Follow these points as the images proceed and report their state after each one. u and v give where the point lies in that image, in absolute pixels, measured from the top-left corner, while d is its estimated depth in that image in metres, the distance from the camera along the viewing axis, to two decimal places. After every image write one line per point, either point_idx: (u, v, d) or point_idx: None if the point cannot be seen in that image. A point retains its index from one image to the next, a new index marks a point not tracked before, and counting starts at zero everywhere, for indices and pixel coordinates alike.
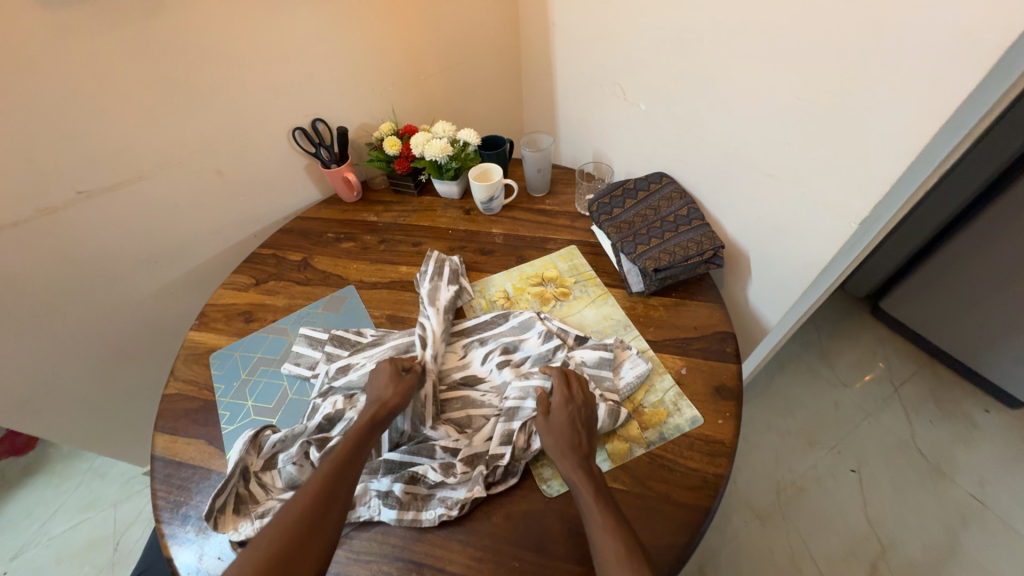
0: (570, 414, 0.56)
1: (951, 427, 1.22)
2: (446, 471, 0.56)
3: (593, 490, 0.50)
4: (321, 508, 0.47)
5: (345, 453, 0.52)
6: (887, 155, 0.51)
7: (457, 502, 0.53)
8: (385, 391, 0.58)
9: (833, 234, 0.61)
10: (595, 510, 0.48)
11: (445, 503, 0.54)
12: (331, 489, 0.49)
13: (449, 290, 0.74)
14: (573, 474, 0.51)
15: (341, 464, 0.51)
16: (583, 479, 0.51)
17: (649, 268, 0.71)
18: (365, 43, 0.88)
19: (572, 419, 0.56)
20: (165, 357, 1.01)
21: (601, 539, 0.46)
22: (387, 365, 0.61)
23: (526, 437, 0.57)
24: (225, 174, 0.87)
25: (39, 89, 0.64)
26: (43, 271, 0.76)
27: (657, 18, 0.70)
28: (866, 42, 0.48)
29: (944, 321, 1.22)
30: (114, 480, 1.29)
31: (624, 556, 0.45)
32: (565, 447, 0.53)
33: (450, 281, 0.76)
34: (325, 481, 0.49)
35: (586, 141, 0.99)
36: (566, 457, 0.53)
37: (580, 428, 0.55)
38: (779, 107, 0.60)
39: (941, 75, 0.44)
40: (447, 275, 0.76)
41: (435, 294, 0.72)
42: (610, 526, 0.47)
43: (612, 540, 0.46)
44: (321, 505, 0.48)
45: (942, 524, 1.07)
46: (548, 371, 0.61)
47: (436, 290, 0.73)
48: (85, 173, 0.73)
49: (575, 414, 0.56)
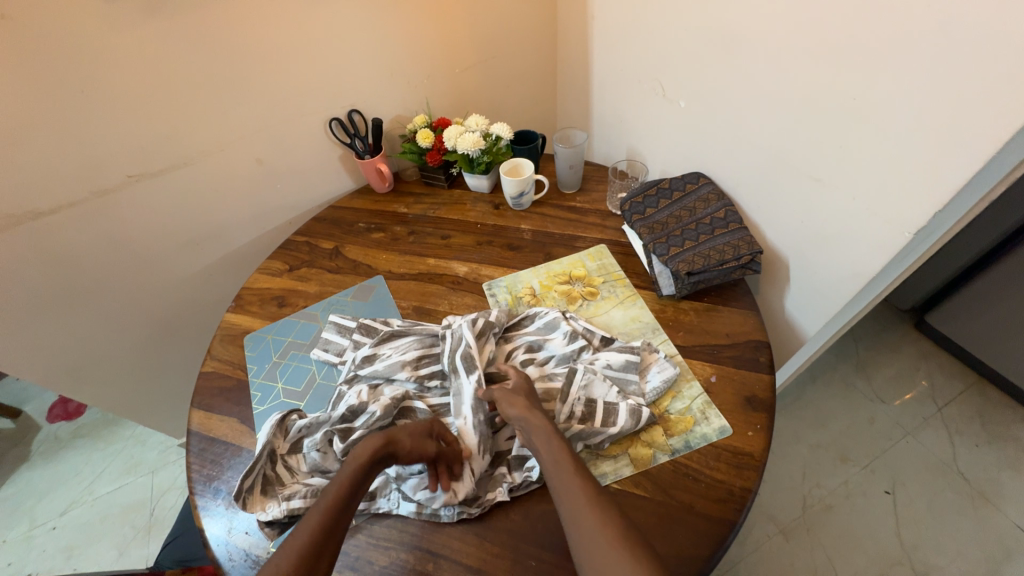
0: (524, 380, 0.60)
1: (999, 451, 1.14)
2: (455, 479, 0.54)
3: (557, 433, 0.54)
4: (328, 531, 0.47)
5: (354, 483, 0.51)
6: (949, 162, 0.47)
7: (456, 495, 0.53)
8: (404, 438, 0.54)
9: (882, 243, 0.57)
10: (563, 457, 0.52)
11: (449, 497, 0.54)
12: (332, 523, 0.48)
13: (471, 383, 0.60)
14: (538, 421, 0.55)
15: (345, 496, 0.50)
16: (554, 432, 0.54)
17: (682, 272, 0.69)
18: (402, 35, 0.88)
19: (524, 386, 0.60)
20: (204, 335, 1.06)
21: (565, 480, 0.50)
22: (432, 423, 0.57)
23: None
24: (264, 162, 0.89)
25: (95, 76, 0.67)
26: (94, 249, 0.80)
27: (703, 12, 0.68)
28: (933, 43, 0.45)
29: (998, 338, 1.14)
30: (152, 448, 1.36)
31: (592, 499, 0.49)
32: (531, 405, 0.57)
33: (473, 366, 0.61)
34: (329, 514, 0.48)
35: (620, 137, 0.97)
36: (535, 412, 0.56)
37: (529, 392, 0.59)
38: (830, 108, 0.57)
39: (1018, 77, 0.40)
40: (465, 364, 0.61)
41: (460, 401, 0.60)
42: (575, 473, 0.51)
43: (579, 483, 0.50)
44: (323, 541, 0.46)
45: (982, 553, 1.01)
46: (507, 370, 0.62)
47: (455, 378, 0.61)
48: (135, 157, 0.77)
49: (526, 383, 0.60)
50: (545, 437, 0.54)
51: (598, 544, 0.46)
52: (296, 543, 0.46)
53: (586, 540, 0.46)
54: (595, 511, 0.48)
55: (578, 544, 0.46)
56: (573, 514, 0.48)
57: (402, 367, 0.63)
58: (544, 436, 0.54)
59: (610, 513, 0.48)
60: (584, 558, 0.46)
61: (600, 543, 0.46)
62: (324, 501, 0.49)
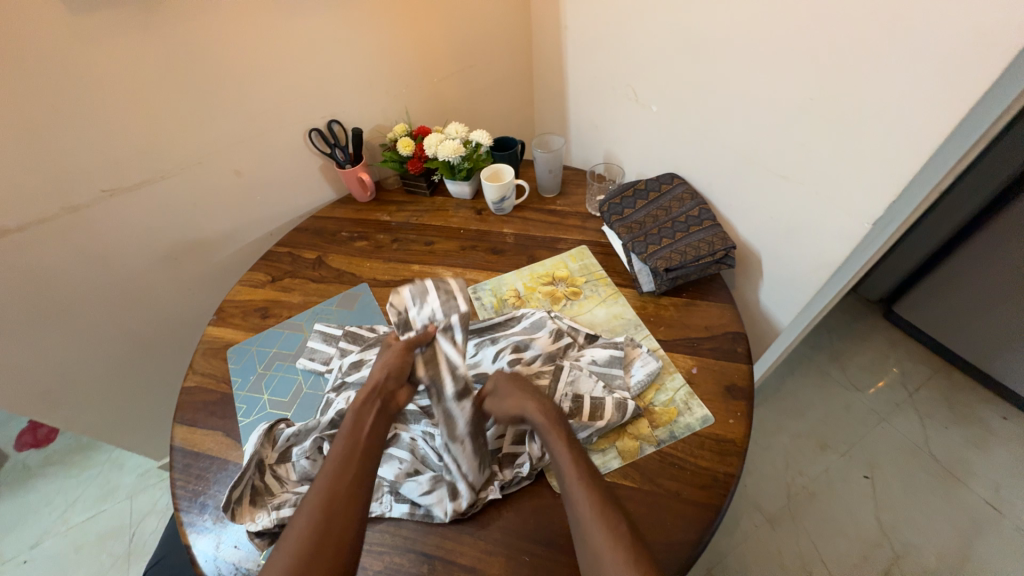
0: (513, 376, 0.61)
1: (967, 432, 1.19)
2: (454, 496, 0.54)
3: (560, 434, 0.54)
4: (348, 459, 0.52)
5: (354, 432, 0.55)
6: (900, 155, 0.51)
7: (454, 509, 0.53)
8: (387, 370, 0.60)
9: (846, 233, 0.61)
10: (549, 430, 0.54)
11: (445, 508, 0.54)
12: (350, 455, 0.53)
13: (462, 409, 0.57)
14: (539, 412, 0.55)
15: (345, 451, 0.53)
16: (557, 434, 0.54)
17: (661, 268, 0.71)
18: (380, 45, 0.90)
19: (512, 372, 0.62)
20: (184, 351, 1.04)
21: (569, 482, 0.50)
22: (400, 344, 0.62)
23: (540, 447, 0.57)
24: (242, 174, 0.89)
25: (67, 91, 0.67)
26: (68, 266, 0.78)
27: (670, 22, 0.71)
28: (879, 47, 0.49)
29: (960, 324, 1.20)
30: (130, 471, 1.32)
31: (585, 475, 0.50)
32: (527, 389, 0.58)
33: (465, 387, 0.58)
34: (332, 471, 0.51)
35: (597, 142, 1.00)
36: (528, 400, 0.56)
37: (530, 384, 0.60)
38: (792, 110, 0.60)
39: (957, 75, 0.44)
40: (457, 388, 0.58)
41: (452, 424, 0.56)
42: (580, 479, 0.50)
43: (567, 450, 0.52)
44: (333, 497, 0.49)
45: (956, 530, 1.06)
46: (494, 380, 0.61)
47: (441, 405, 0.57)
48: (109, 172, 0.75)
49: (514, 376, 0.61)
50: (545, 430, 0.54)
51: (597, 540, 0.46)
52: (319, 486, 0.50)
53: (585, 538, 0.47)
54: (596, 507, 0.48)
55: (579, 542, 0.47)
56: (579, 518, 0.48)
57: None
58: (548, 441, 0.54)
59: (611, 509, 0.48)
60: (584, 547, 0.47)
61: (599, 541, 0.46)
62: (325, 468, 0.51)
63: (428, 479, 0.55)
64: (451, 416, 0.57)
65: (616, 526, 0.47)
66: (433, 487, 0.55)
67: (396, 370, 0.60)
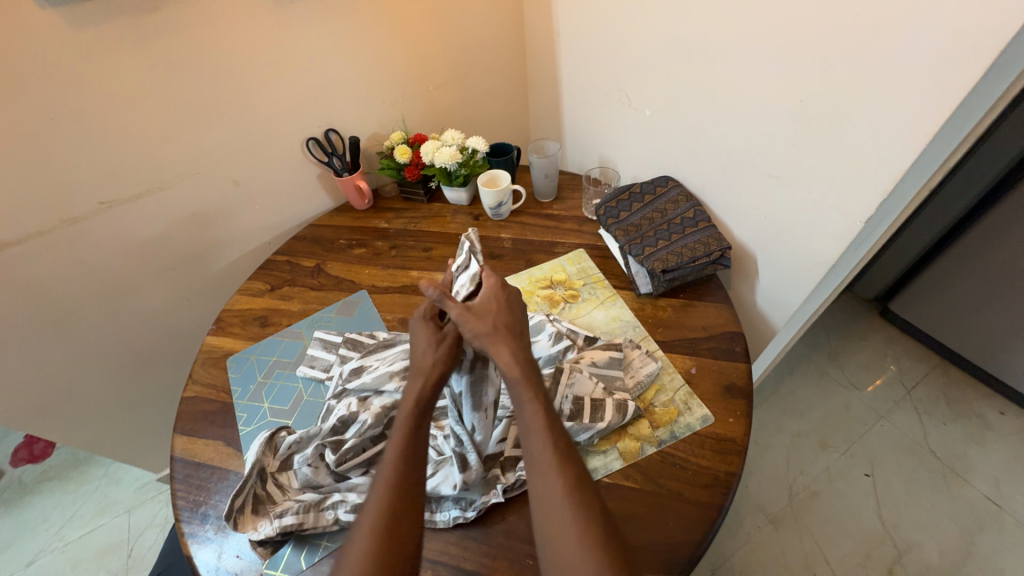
0: (494, 300, 0.61)
1: (966, 428, 1.20)
2: (463, 468, 0.54)
3: (531, 395, 0.52)
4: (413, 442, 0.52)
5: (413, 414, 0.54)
6: (891, 153, 0.52)
7: (463, 480, 0.53)
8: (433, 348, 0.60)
9: (839, 232, 0.62)
10: (518, 388, 0.52)
11: (452, 483, 0.54)
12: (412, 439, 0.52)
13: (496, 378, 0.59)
14: (508, 364, 0.54)
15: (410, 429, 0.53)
16: (530, 395, 0.52)
17: (658, 270, 0.72)
18: (376, 55, 0.91)
19: (501, 307, 0.60)
20: (182, 362, 1.03)
21: (534, 445, 0.49)
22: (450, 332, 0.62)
23: None
24: (240, 183, 0.89)
25: (66, 104, 0.67)
26: (66, 278, 0.78)
27: (662, 29, 0.72)
28: (867, 48, 0.50)
29: (956, 320, 1.21)
30: (127, 486, 1.30)
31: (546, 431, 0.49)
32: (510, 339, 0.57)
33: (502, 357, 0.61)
34: (401, 452, 0.51)
35: (592, 147, 1.01)
36: (501, 349, 0.56)
37: (508, 329, 0.58)
38: (784, 113, 0.62)
39: (943, 76, 0.45)
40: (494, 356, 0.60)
41: (482, 391, 0.59)
42: (547, 441, 0.48)
43: (537, 411, 0.51)
44: (404, 486, 0.49)
45: (958, 526, 1.06)
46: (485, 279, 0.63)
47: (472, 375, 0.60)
48: (107, 184, 0.76)
49: (500, 298, 0.61)
50: (513, 387, 0.53)
51: (555, 502, 0.45)
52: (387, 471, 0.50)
53: (541, 499, 0.46)
54: (557, 467, 0.47)
55: (536, 507, 0.46)
56: (539, 481, 0.46)
57: (391, 377, 0.63)
58: (518, 401, 0.52)
59: (575, 471, 0.47)
60: (542, 518, 0.45)
61: (558, 504, 0.44)
62: (391, 447, 0.52)
63: (433, 463, 0.56)
64: (483, 379, 0.59)
65: (581, 497, 0.45)
66: (438, 469, 0.56)
67: (449, 356, 0.60)
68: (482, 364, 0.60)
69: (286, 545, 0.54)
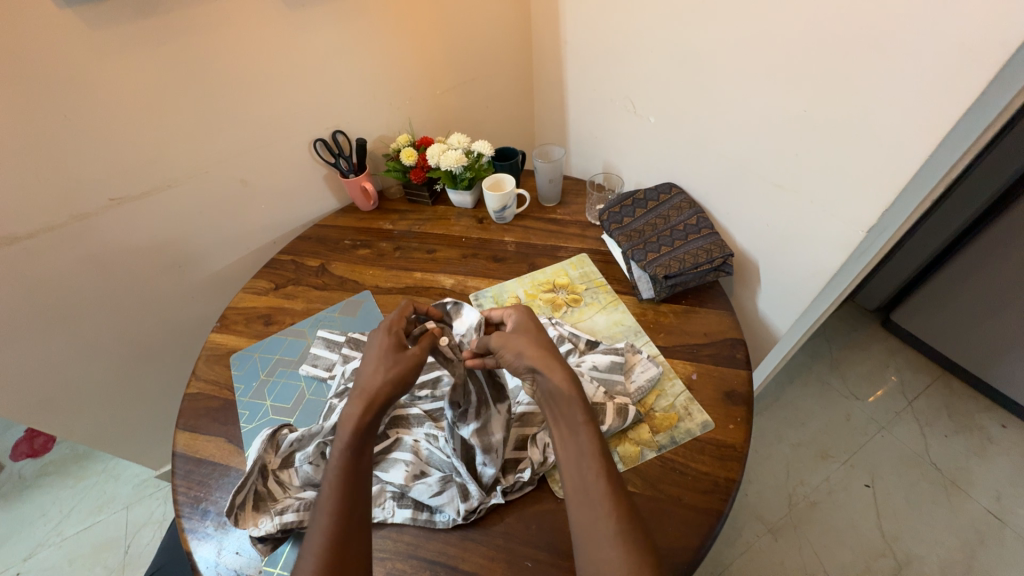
0: (529, 323, 0.61)
1: (967, 441, 1.20)
2: (465, 496, 0.54)
3: (585, 418, 0.51)
4: (354, 465, 0.50)
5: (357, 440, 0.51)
6: (891, 167, 0.53)
7: (466, 510, 0.53)
8: (380, 371, 0.56)
9: (841, 241, 0.62)
10: (575, 409, 0.51)
11: (457, 507, 0.54)
12: (353, 469, 0.50)
13: (500, 419, 0.58)
14: (562, 383, 0.53)
15: (352, 453, 0.50)
16: (584, 418, 0.51)
17: (660, 275, 0.72)
18: (383, 58, 0.92)
19: (531, 329, 0.60)
20: (185, 359, 1.04)
21: (586, 475, 0.48)
22: (411, 356, 0.58)
23: (541, 451, 0.58)
24: (248, 183, 0.90)
25: (80, 102, 0.68)
26: (72, 274, 0.79)
27: (668, 38, 0.73)
28: (874, 65, 0.50)
29: (958, 332, 1.21)
30: (127, 482, 1.31)
31: (597, 453, 0.49)
32: (553, 363, 0.55)
33: (502, 396, 0.60)
34: (344, 471, 0.49)
35: (596, 152, 1.02)
36: (554, 368, 0.54)
37: (549, 344, 0.58)
38: (788, 123, 0.62)
39: (943, 91, 0.46)
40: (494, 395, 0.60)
41: (489, 432, 0.57)
42: (600, 471, 0.47)
43: (587, 439, 0.50)
44: (346, 517, 0.46)
45: (959, 540, 1.05)
46: (514, 314, 0.63)
47: (482, 422, 0.57)
48: (117, 181, 0.77)
49: (531, 322, 0.62)
50: (568, 409, 0.52)
51: (601, 539, 0.44)
52: (327, 499, 0.48)
53: (584, 528, 0.45)
54: (608, 500, 0.46)
55: (580, 540, 0.45)
56: (588, 515, 0.46)
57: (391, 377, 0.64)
58: (572, 425, 0.51)
59: (620, 499, 0.46)
60: (582, 542, 0.45)
61: (606, 543, 0.44)
62: (331, 468, 0.49)
63: (437, 481, 0.56)
64: (488, 424, 0.57)
65: (624, 528, 0.44)
66: (444, 488, 0.55)
67: (394, 375, 0.56)
68: (485, 408, 0.58)
69: (286, 542, 0.55)
